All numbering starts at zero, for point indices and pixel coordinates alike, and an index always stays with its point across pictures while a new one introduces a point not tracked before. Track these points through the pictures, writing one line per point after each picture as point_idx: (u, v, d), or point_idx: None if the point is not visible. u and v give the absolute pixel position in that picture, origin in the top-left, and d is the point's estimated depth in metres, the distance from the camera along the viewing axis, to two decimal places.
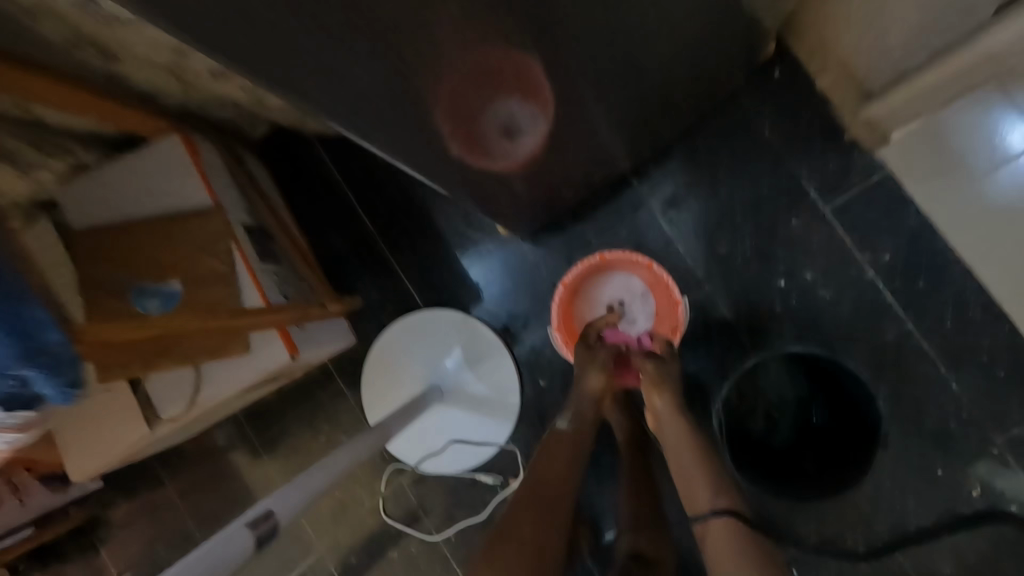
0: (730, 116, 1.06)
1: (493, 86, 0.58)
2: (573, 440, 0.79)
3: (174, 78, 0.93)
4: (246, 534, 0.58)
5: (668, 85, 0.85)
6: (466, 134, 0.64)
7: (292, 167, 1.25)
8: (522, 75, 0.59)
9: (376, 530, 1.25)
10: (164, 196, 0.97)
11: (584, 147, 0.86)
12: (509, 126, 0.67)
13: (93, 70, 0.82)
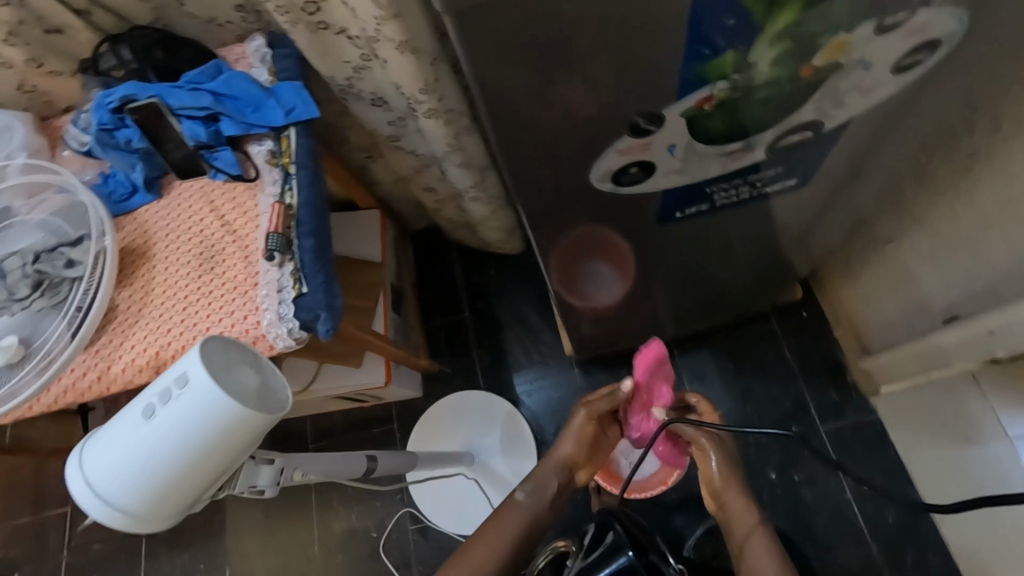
0: (761, 329, 1.37)
1: (610, 268, 0.94)
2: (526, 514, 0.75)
3: (390, 180, 1.35)
4: (363, 458, 0.79)
5: (718, 294, 1.18)
6: (574, 288, 0.98)
7: (427, 251, 1.63)
8: (617, 254, 0.90)
9: (373, 563, 1.43)
10: (346, 240, 1.32)
11: (647, 314, 1.19)
12: (602, 290, 1.01)
13: (355, 162, 1.26)
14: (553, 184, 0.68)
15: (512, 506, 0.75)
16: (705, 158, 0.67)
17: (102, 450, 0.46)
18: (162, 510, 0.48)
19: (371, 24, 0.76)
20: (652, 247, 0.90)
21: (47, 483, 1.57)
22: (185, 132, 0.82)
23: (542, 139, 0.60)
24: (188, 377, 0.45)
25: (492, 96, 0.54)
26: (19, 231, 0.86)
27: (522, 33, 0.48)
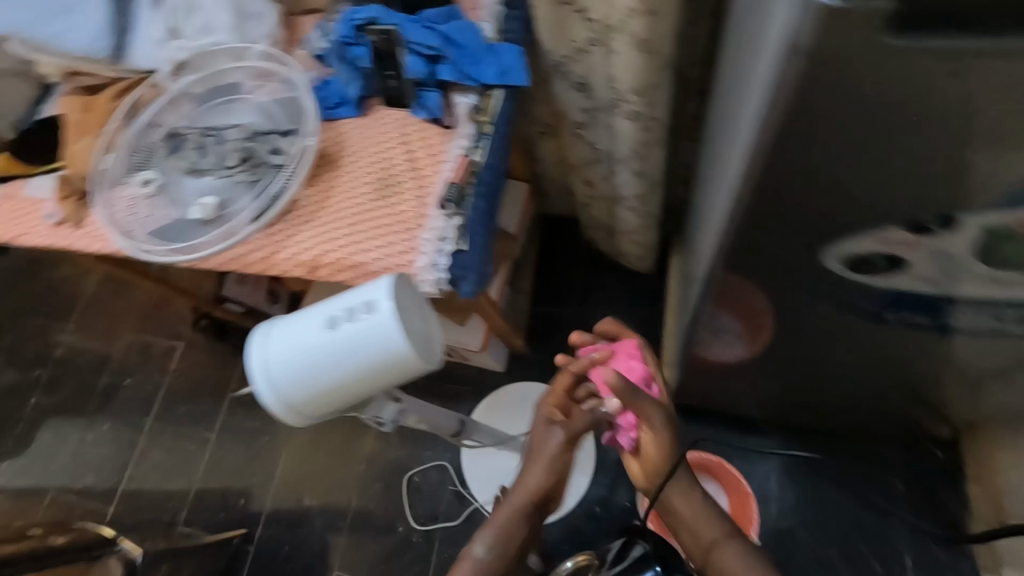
0: (882, 451, 1.22)
1: (749, 333, 0.88)
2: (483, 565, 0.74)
3: (550, 160, 1.33)
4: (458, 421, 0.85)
5: (852, 399, 1.06)
6: (701, 334, 0.93)
7: (552, 235, 1.58)
8: (752, 317, 0.82)
9: (401, 502, 1.49)
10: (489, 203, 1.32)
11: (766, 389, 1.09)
12: (726, 348, 0.95)
13: (528, 134, 1.25)
14: (765, 233, 0.65)
15: (471, 562, 0.74)
16: (966, 274, 0.67)
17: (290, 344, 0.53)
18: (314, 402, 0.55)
19: (622, 13, 0.74)
20: (807, 324, 0.82)
21: (174, 317, 1.79)
22: (406, 65, 0.86)
23: (802, 199, 0.59)
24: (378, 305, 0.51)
25: (786, 143, 0.53)
26: (242, 108, 0.96)
27: (868, 93, 0.48)
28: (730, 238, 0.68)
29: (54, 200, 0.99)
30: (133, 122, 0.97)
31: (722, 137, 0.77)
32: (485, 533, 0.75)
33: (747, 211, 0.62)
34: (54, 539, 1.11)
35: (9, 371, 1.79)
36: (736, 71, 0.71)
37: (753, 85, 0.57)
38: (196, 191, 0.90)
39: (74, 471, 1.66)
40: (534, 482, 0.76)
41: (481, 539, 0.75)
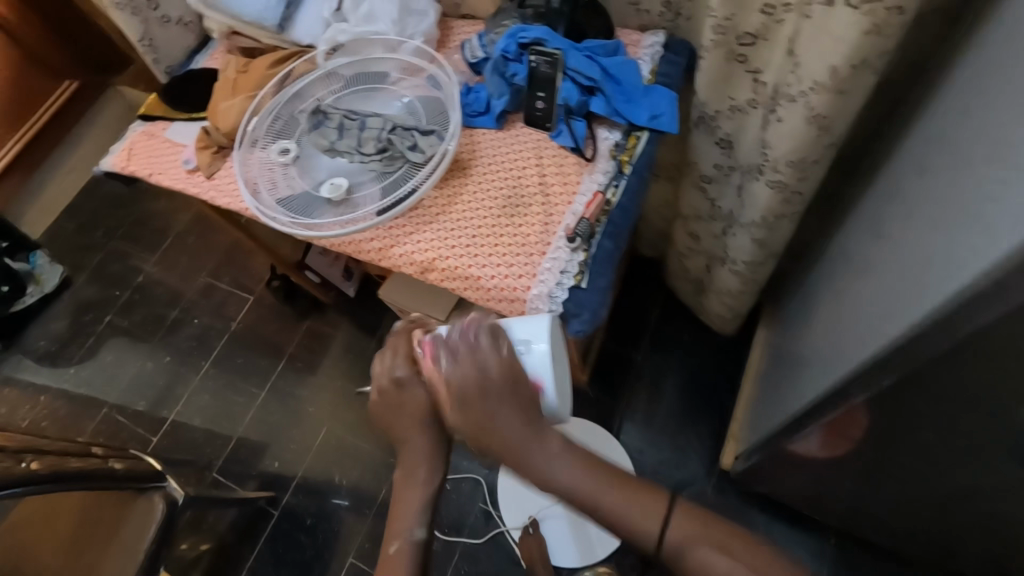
0: None
1: (846, 455, 0.87)
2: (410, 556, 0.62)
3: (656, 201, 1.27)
4: None
5: (950, 534, 0.94)
6: (798, 442, 0.92)
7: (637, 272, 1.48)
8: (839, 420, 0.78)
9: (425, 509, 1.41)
10: None
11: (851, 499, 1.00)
12: (819, 456, 0.92)
13: None
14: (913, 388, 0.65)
15: (408, 547, 0.62)
16: None
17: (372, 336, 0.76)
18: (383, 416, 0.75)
19: (802, 87, 0.70)
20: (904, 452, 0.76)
21: (248, 269, 1.76)
22: (561, 90, 0.86)
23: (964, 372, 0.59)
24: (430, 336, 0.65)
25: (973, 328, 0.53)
26: (385, 97, 0.97)
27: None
28: (901, 373, 0.63)
29: (193, 148, 1.04)
30: (281, 90, 1.00)
31: (890, 247, 0.72)
32: (406, 517, 0.63)
33: (902, 367, 0.62)
34: (112, 463, 1.07)
35: (91, 286, 1.79)
36: (929, 183, 0.66)
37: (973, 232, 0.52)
38: (329, 170, 0.92)
39: (131, 395, 1.64)
40: (428, 442, 0.64)
41: (413, 521, 0.63)
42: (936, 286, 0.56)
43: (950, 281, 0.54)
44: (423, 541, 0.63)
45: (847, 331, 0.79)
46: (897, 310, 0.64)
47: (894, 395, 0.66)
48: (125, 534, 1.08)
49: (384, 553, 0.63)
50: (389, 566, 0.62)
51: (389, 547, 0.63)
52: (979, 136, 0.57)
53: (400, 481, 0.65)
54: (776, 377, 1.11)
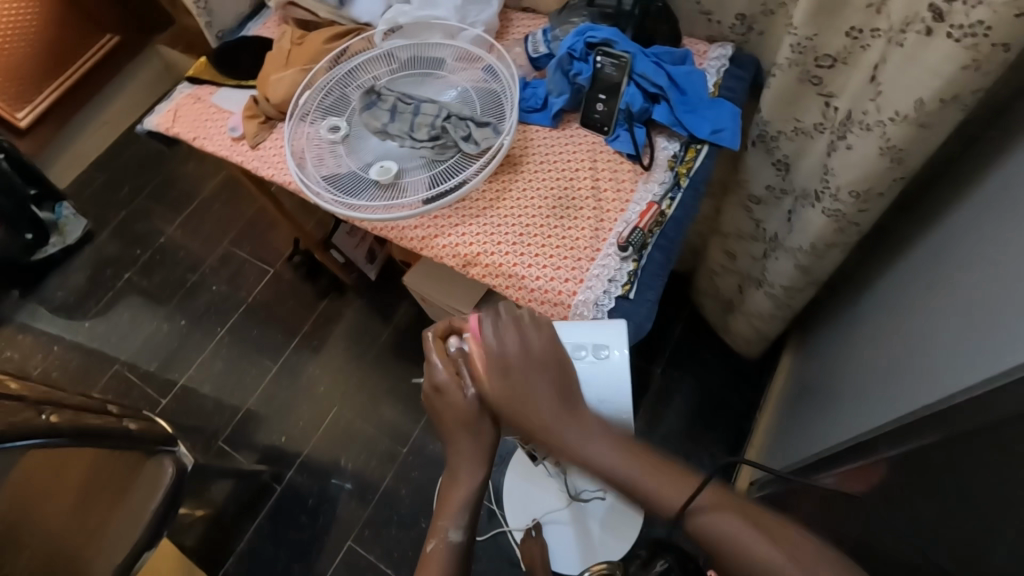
0: None
1: None
2: (449, 556, 0.67)
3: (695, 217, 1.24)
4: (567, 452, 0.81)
5: None
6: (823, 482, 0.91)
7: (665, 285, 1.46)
8: (862, 470, 0.77)
9: (427, 500, 1.40)
10: None
11: None
12: None
13: None
14: None
15: (446, 547, 0.67)
16: None
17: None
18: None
19: (881, 116, 0.69)
20: None
21: (272, 242, 1.75)
22: (624, 95, 0.84)
23: None
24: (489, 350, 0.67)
25: None
26: (440, 85, 0.96)
27: None
28: None
29: (241, 116, 1.03)
30: (336, 66, 0.99)
31: (952, 302, 0.71)
32: (446, 517, 0.68)
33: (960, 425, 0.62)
34: (126, 424, 1.06)
35: (113, 243, 1.78)
36: (1002, 245, 0.65)
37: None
38: (377, 153, 0.91)
39: (143, 356, 1.64)
40: (471, 442, 0.66)
41: (451, 523, 0.67)
42: (1000, 357, 0.56)
43: (1016, 355, 0.54)
44: (459, 543, 0.68)
45: (896, 376, 0.78)
46: (955, 370, 0.64)
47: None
48: (132, 497, 1.07)
49: (424, 550, 0.68)
50: (427, 562, 0.67)
51: (428, 546, 0.68)
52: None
53: (445, 478, 0.69)
54: (802, 408, 1.09)
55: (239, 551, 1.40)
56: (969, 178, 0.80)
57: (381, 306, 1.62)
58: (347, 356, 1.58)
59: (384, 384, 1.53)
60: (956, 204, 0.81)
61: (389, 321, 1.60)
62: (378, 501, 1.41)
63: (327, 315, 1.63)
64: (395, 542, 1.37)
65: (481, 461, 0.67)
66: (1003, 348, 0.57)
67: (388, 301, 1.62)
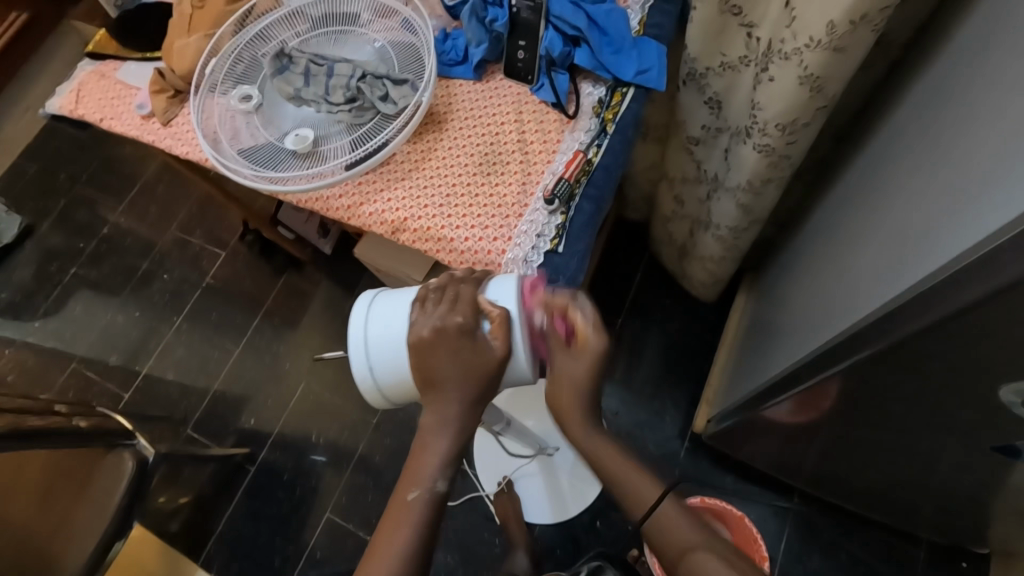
0: (908, 544, 1.17)
1: (811, 428, 0.90)
2: (428, 508, 0.61)
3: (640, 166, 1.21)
4: None
5: (898, 493, 0.97)
6: (772, 416, 0.94)
7: (622, 237, 1.44)
8: (814, 390, 0.79)
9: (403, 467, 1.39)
10: None
11: (815, 461, 1.02)
12: (789, 423, 0.93)
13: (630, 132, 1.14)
14: (891, 369, 0.66)
15: (429, 497, 0.62)
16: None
17: (391, 294, 0.67)
18: (390, 394, 0.67)
19: (798, 43, 0.68)
20: (869, 415, 0.78)
21: (222, 222, 1.66)
22: (543, 39, 0.82)
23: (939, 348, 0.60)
24: (498, 304, 0.62)
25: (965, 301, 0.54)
26: (357, 42, 0.90)
27: None
28: (880, 349, 0.64)
29: (148, 92, 0.96)
30: (243, 30, 0.93)
31: (876, 226, 0.73)
32: (426, 467, 0.62)
33: (887, 344, 0.63)
34: (76, 421, 0.97)
35: (54, 236, 1.67)
36: (916, 160, 0.67)
37: (956, 221, 0.54)
38: (295, 120, 0.86)
39: (103, 349, 1.56)
40: (467, 391, 0.62)
41: (437, 473, 0.62)
42: (916, 268, 0.59)
43: (930, 266, 0.56)
44: (443, 493, 0.62)
45: (828, 303, 0.80)
46: (876, 289, 0.66)
47: (871, 368, 0.67)
48: (93, 490, 0.99)
49: (401, 499, 0.62)
50: (404, 511, 0.61)
51: (409, 494, 0.62)
52: (975, 113, 0.57)
53: (427, 426, 0.63)
54: (752, 344, 1.11)
55: (220, 532, 1.38)
56: (892, 103, 0.80)
57: (336, 279, 1.57)
58: (308, 329, 1.54)
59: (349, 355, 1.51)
60: (881, 129, 0.81)
61: (346, 294, 1.56)
62: (355, 471, 1.40)
63: (284, 291, 1.57)
64: (375, 509, 1.36)
65: (471, 409, 0.63)
66: (917, 260, 0.59)
67: (345, 273, 1.57)
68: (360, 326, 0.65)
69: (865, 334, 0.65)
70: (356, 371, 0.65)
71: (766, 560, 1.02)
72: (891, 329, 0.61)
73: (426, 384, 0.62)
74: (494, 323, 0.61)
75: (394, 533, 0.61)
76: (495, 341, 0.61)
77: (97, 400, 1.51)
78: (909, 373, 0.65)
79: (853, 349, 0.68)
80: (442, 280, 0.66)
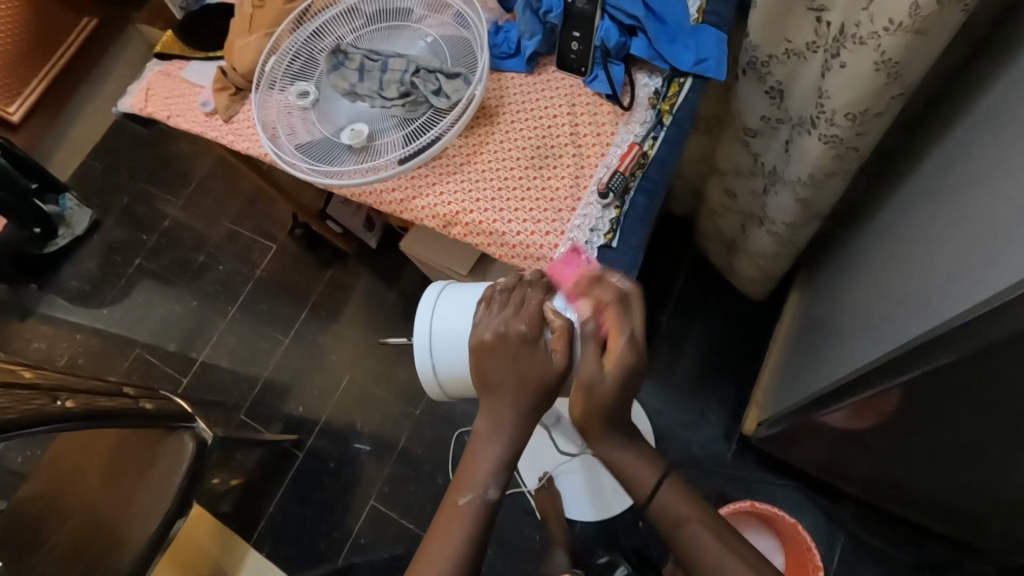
0: (972, 560, 1.11)
1: (874, 435, 0.86)
2: (479, 515, 0.61)
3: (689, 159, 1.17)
4: None
5: (965, 506, 0.92)
6: (831, 421, 0.89)
7: (667, 233, 1.40)
8: (877, 397, 0.75)
9: (444, 458, 1.41)
10: None
11: (875, 469, 0.97)
12: (849, 430, 0.88)
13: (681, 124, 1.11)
14: (973, 376, 0.61)
15: (481, 504, 0.62)
16: None
17: (459, 288, 0.69)
18: (448, 387, 0.69)
19: (875, 27, 0.65)
20: (940, 424, 0.73)
21: (272, 216, 1.72)
22: (598, 30, 0.80)
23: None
24: (563, 314, 0.62)
25: None
26: (409, 37, 0.91)
27: None
28: (961, 354, 0.60)
29: (211, 90, 1.00)
30: (301, 27, 0.94)
31: (954, 223, 0.68)
32: (479, 473, 0.62)
33: (971, 349, 0.58)
34: (142, 404, 1.02)
35: (120, 229, 1.77)
36: (1004, 152, 0.62)
37: None
38: (350, 115, 0.88)
39: (163, 336, 1.64)
40: (525, 400, 0.61)
41: (489, 480, 0.62)
42: (1006, 269, 0.54)
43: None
44: (494, 501, 0.62)
45: (897, 303, 0.75)
46: (957, 290, 0.62)
47: (947, 374, 0.63)
48: (156, 468, 1.04)
49: (453, 504, 0.62)
50: (456, 516, 0.61)
51: (461, 499, 0.62)
52: None
53: (480, 431, 0.63)
54: (807, 345, 1.07)
55: (269, 514, 1.43)
56: (974, 90, 0.75)
57: (380, 272, 1.60)
58: (353, 320, 1.57)
59: (392, 346, 1.54)
60: (960, 119, 0.76)
61: (390, 286, 1.58)
62: (397, 460, 1.43)
63: (330, 283, 1.62)
64: (417, 498, 1.39)
65: (525, 419, 0.62)
66: (1005, 262, 0.55)
67: (389, 266, 1.60)
68: (427, 318, 0.67)
69: (943, 337, 0.61)
70: (420, 362, 0.67)
71: (818, 571, 0.96)
72: (974, 333, 0.57)
73: (484, 387, 0.62)
74: (556, 333, 0.61)
75: (446, 536, 0.61)
76: (557, 353, 0.60)
77: (157, 384, 1.59)
78: (993, 381, 0.60)
79: (930, 353, 0.63)
80: (510, 281, 0.66)
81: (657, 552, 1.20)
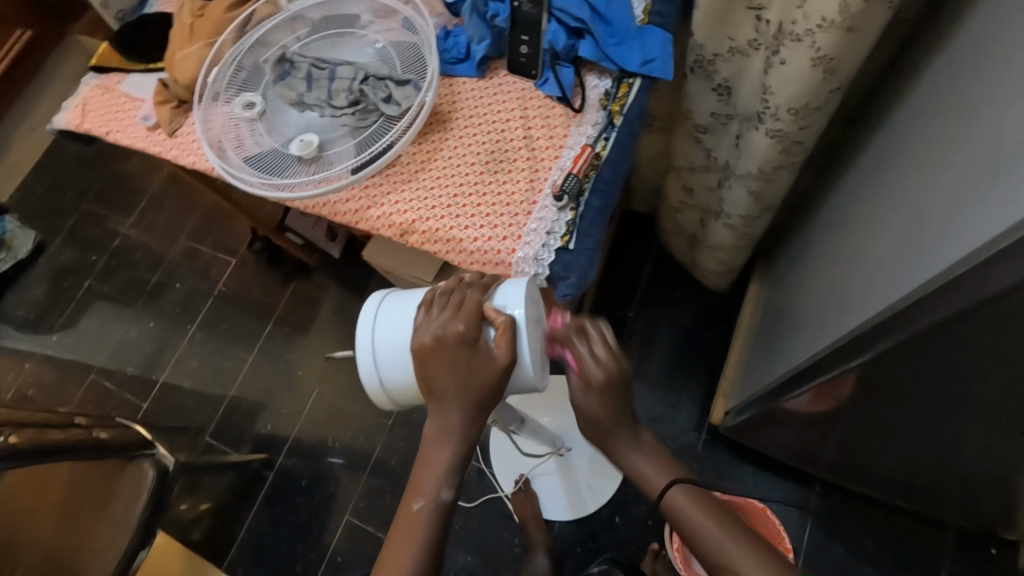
0: (933, 532, 1.15)
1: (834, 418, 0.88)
2: (433, 519, 0.61)
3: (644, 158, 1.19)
4: None
5: (923, 480, 0.95)
6: (795, 410, 0.92)
7: (630, 231, 1.42)
8: (833, 381, 0.77)
9: None
10: None
11: (838, 451, 1.00)
12: (810, 414, 0.91)
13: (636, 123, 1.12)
14: (921, 356, 0.63)
15: (433, 507, 0.61)
16: None
17: (404, 292, 0.68)
18: (396, 393, 0.67)
19: (809, 24, 0.67)
20: (892, 403, 0.76)
21: (230, 230, 1.67)
22: (546, 33, 0.81)
23: (966, 337, 0.57)
24: (504, 311, 0.62)
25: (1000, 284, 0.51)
26: (356, 43, 0.89)
27: None
28: (904, 337, 0.62)
29: (151, 103, 0.96)
30: (244, 36, 0.92)
31: (893, 211, 0.71)
32: (429, 477, 0.62)
33: (914, 332, 0.60)
34: (98, 433, 0.98)
35: (67, 251, 1.69)
36: (937, 140, 0.65)
37: (985, 203, 0.52)
38: (298, 126, 0.86)
39: (120, 361, 1.58)
40: (471, 402, 0.60)
41: (439, 484, 0.61)
42: (939, 254, 0.56)
43: (955, 250, 0.54)
44: (448, 504, 0.62)
45: (845, 290, 0.78)
46: (897, 275, 0.64)
47: (894, 356, 0.65)
48: (117, 499, 1.00)
49: (407, 510, 0.62)
50: (410, 521, 0.61)
51: (413, 505, 0.62)
52: (996, 87, 0.55)
53: (429, 436, 0.62)
54: (767, 333, 1.10)
55: (241, 538, 1.39)
56: (906, 81, 0.78)
57: (344, 283, 1.57)
58: (320, 333, 1.54)
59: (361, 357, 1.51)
60: (895, 110, 0.79)
61: (355, 297, 1.56)
62: (371, 473, 1.40)
63: (294, 296, 1.58)
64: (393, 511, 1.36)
65: (472, 420, 0.61)
66: (938, 245, 0.57)
67: (355, 277, 1.57)
68: (370, 321, 0.66)
69: (887, 321, 0.63)
70: (363, 368, 0.66)
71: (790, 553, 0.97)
72: (915, 315, 0.59)
73: (428, 391, 0.61)
74: (498, 330, 0.60)
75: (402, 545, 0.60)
76: (498, 350, 0.60)
77: (115, 411, 1.52)
78: (937, 360, 0.63)
79: (876, 336, 0.65)
80: (451, 284, 0.65)
81: (635, 546, 1.21)
